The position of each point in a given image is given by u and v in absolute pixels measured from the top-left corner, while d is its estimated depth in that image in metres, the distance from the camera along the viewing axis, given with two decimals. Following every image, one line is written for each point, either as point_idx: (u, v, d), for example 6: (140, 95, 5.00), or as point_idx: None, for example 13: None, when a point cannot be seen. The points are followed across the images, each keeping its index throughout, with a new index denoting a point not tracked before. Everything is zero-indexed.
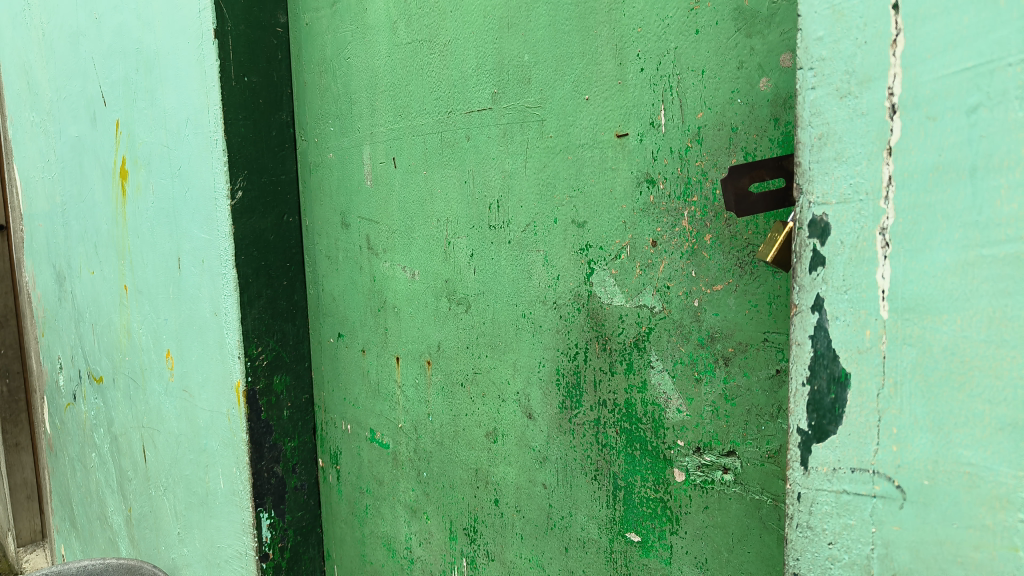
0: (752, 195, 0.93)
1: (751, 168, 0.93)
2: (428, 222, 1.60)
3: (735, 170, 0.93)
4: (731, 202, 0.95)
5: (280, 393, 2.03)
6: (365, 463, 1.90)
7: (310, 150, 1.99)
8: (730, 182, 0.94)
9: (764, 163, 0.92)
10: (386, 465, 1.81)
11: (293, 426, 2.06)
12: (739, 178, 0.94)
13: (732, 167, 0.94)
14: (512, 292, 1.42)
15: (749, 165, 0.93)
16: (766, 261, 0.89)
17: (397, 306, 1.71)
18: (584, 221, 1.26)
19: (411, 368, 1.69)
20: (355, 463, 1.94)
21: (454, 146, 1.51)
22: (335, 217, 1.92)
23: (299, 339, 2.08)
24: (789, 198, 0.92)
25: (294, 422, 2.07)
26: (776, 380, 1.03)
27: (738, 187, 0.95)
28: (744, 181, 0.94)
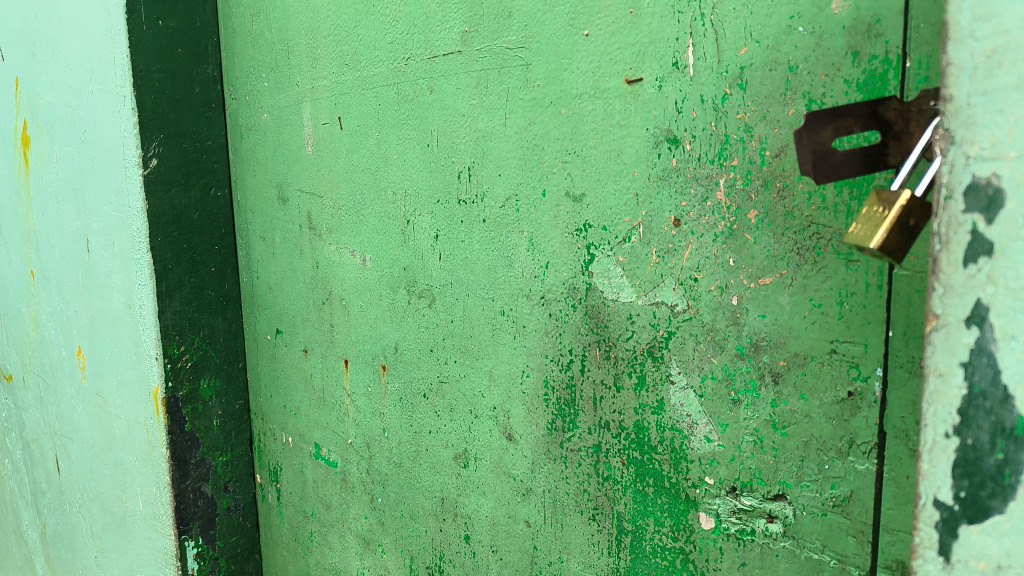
0: (837, 152, 0.67)
1: (834, 116, 0.67)
2: (382, 196, 1.30)
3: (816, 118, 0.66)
4: (808, 163, 0.67)
5: (208, 399, 1.73)
6: (309, 483, 1.61)
7: (241, 111, 1.66)
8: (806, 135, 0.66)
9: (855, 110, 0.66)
10: (334, 486, 1.53)
11: (224, 438, 1.76)
12: (819, 130, 0.68)
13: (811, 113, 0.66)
14: (488, 284, 1.13)
15: (831, 112, 0.67)
16: (858, 246, 0.62)
17: (344, 298, 1.42)
18: (581, 193, 0.98)
19: (363, 373, 1.40)
20: (298, 482, 1.65)
21: (414, 100, 1.21)
22: (270, 191, 1.60)
23: (231, 335, 1.76)
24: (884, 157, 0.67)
25: (226, 433, 1.76)
26: (848, 406, 0.77)
27: (817, 143, 0.68)
28: (825, 134, 0.67)
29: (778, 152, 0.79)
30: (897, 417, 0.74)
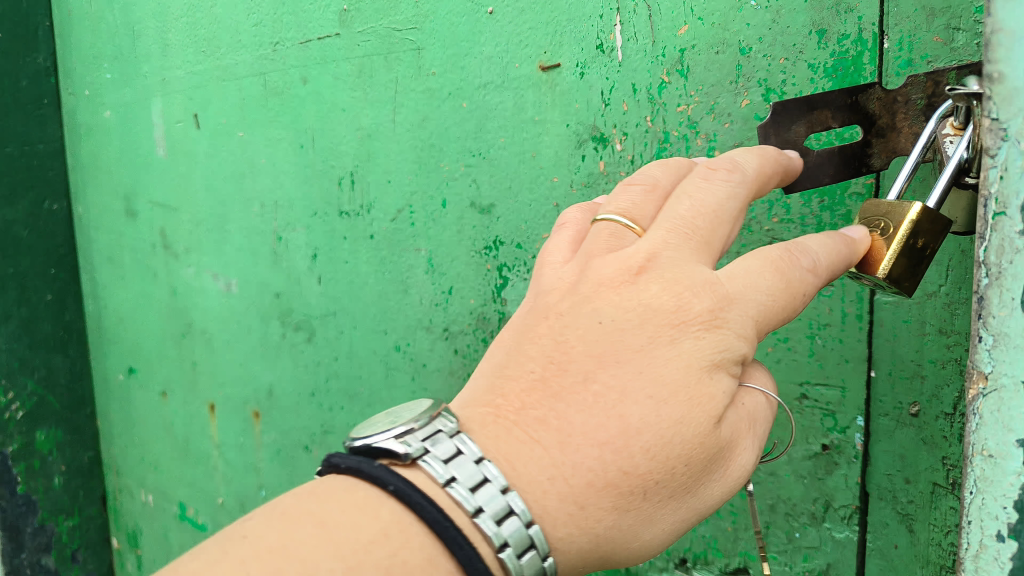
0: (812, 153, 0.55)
1: (809, 108, 0.54)
2: (248, 209, 1.09)
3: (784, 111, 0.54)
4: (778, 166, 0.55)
5: (48, 454, 1.48)
6: (173, 550, 1.41)
7: (80, 108, 1.40)
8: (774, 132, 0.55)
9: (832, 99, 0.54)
10: None
11: (70, 498, 1.53)
12: (790, 125, 0.55)
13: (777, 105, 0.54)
14: (378, 315, 0.95)
15: (804, 101, 0.54)
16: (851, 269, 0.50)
17: (207, 331, 1.21)
18: (488, 204, 0.81)
19: (233, 421, 1.21)
20: (161, 547, 1.45)
21: (284, 93, 1.00)
22: (117, 203, 1.35)
23: (76, 376, 1.52)
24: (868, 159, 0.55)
25: (72, 492, 1.54)
26: (823, 463, 0.63)
27: (788, 142, 0.56)
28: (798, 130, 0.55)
29: (730, 152, 0.64)
30: (882, 475, 0.60)
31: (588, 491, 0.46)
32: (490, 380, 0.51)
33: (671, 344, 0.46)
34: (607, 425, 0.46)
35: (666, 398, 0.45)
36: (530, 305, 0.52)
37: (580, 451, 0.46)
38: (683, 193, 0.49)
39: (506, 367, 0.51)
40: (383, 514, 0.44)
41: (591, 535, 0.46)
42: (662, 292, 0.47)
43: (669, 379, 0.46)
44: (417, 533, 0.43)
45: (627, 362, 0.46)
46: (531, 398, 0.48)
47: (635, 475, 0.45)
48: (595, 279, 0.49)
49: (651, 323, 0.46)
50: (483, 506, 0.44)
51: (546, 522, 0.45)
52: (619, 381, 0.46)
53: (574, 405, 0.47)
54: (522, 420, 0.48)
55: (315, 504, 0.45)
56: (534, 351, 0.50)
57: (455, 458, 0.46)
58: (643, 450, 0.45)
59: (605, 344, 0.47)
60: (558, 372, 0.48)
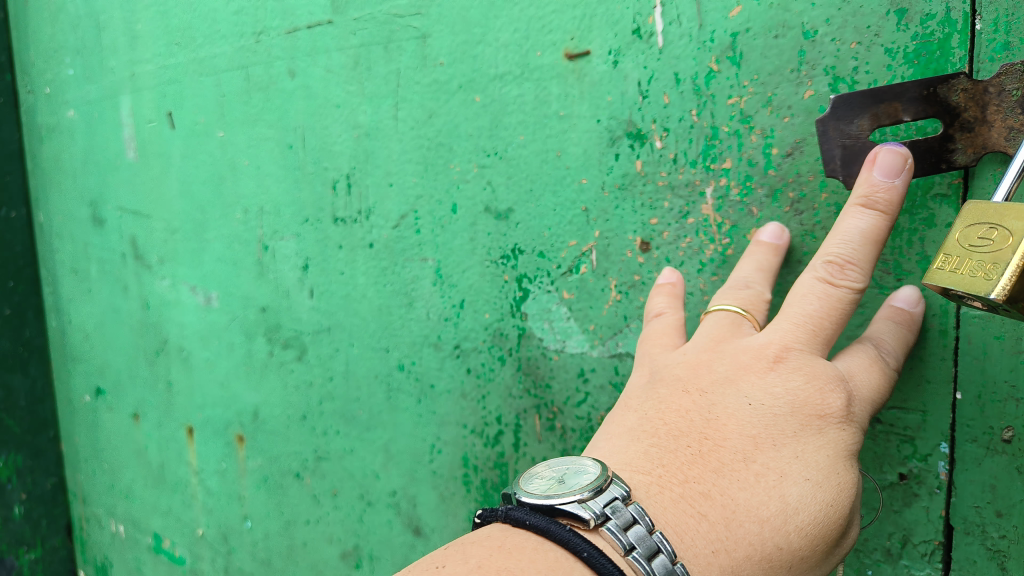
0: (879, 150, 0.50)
1: (875, 100, 0.49)
2: (229, 215, 1.00)
3: (846, 104, 0.50)
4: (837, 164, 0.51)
5: (8, 482, 1.36)
6: None
7: (40, 108, 1.29)
8: (833, 127, 0.51)
9: (901, 90, 0.49)
10: None
11: (31, 529, 1.42)
12: (852, 120, 0.51)
13: (838, 98, 0.51)
14: (378, 330, 0.86)
15: (869, 93, 0.49)
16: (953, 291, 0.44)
17: (184, 349, 1.12)
18: (505, 208, 0.73)
19: (213, 445, 1.11)
20: None
21: (268, 88, 0.92)
22: (82, 210, 1.25)
23: (36, 397, 1.41)
24: (944, 154, 0.49)
25: (34, 523, 1.43)
26: (901, 493, 0.56)
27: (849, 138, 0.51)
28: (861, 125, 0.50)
29: (790, 150, 0.57)
30: (969, 507, 0.54)
31: (745, 563, 0.46)
32: (640, 447, 0.52)
33: (816, 432, 0.48)
34: (768, 502, 0.47)
35: (820, 481, 0.47)
36: (665, 381, 0.55)
37: (744, 526, 0.46)
38: (803, 290, 0.51)
39: (656, 440, 0.52)
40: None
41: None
42: (809, 384, 0.49)
43: (822, 463, 0.47)
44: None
45: (784, 446, 0.48)
46: (685, 472, 0.49)
47: (790, 551, 0.46)
48: (731, 363, 0.52)
49: (803, 414, 0.48)
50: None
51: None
52: (777, 463, 0.48)
53: (732, 480, 0.48)
54: (678, 492, 0.48)
55: (506, 556, 0.44)
56: (686, 426, 0.52)
57: (633, 529, 0.45)
58: (800, 529, 0.46)
59: (758, 426, 0.49)
60: (715, 449, 0.50)
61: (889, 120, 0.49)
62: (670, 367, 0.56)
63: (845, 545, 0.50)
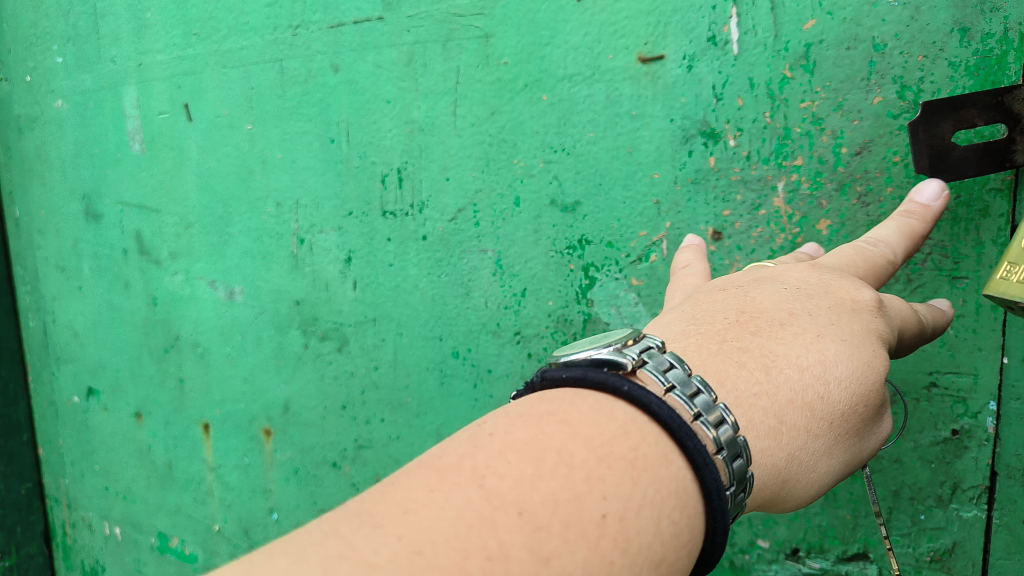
0: (959, 149, 0.57)
1: (956, 107, 0.57)
2: (258, 209, 1.00)
3: (931, 110, 0.57)
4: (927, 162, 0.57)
5: None
6: None
7: (18, 97, 1.23)
8: (922, 129, 0.57)
9: (978, 97, 0.56)
10: None
11: (7, 536, 1.36)
12: (935, 124, 0.58)
13: (923, 105, 0.57)
14: (431, 319, 0.90)
15: (952, 101, 0.57)
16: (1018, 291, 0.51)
17: (200, 344, 1.10)
18: (572, 201, 0.78)
19: (234, 440, 1.10)
20: None
21: (307, 83, 0.92)
22: (72, 204, 1.20)
23: (8, 401, 1.34)
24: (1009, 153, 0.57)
25: (11, 530, 1.36)
26: (952, 447, 0.64)
27: (932, 139, 0.58)
28: (945, 128, 0.57)
29: (858, 149, 0.64)
30: (1012, 455, 0.62)
31: (788, 409, 0.47)
32: (678, 326, 0.53)
33: (849, 313, 0.51)
34: (808, 356, 0.49)
35: (854, 343, 0.49)
36: (698, 294, 0.58)
37: (784, 374, 0.48)
38: (839, 253, 0.58)
39: (693, 321, 0.54)
40: (618, 414, 0.43)
41: (780, 459, 0.46)
42: (832, 283, 0.53)
43: (856, 329, 0.50)
44: (653, 431, 0.42)
45: (819, 315, 0.51)
46: (727, 338, 0.51)
47: (829, 401, 0.47)
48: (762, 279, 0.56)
49: (834, 300, 0.52)
50: (702, 411, 0.44)
51: (753, 434, 0.45)
52: (814, 326, 0.50)
53: (774, 342, 0.50)
54: (723, 351, 0.50)
55: (547, 405, 0.44)
56: (724, 312, 0.54)
57: (671, 370, 0.45)
58: (842, 382, 0.48)
59: (796, 307, 0.52)
60: (754, 323, 0.52)
61: (967, 124, 0.57)
62: (702, 287, 0.60)
63: (873, 434, 0.51)
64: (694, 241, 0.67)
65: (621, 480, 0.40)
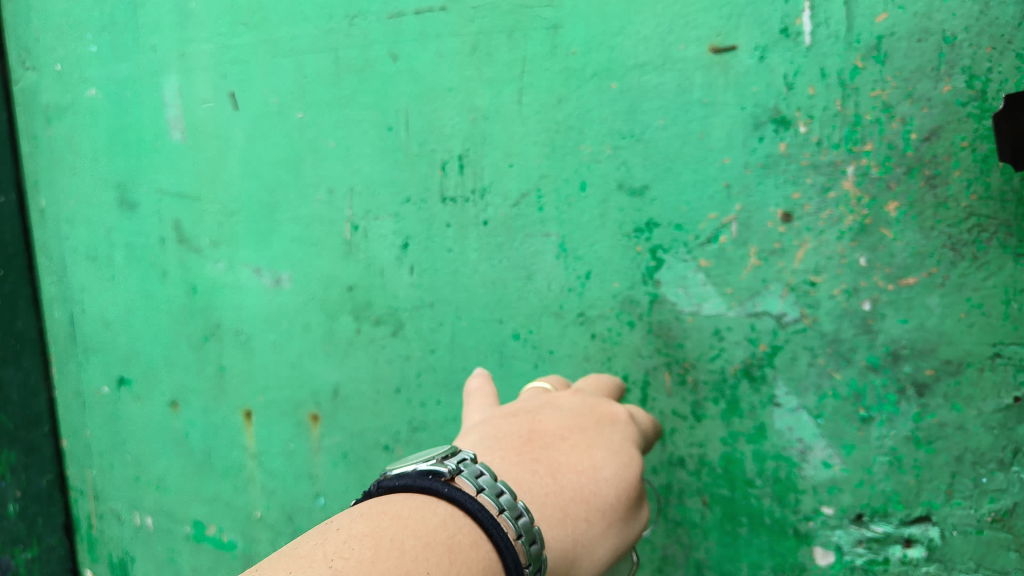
0: None
1: None
2: (309, 196, 1.00)
3: (1012, 104, 0.59)
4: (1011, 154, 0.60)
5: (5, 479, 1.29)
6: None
7: (45, 86, 1.22)
8: (1005, 123, 0.60)
9: None
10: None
11: (27, 528, 1.34)
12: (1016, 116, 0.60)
13: (1005, 99, 0.60)
14: (492, 302, 0.92)
15: None
16: None
17: (242, 332, 1.10)
18: (641, 185, 0.81)
19: (278, 427, 1.11)
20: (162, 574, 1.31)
21: (363, 70, 0.93)
22: (106, 193, 1.19)
23: (29, 392, 1.33)
24: None
25: (30, 522, 1.35)
26: (1014, 414, 0.69)
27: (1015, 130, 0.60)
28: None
29: (928, 135, 0.68)
30: None
31: (571, 503, 0.59)
32: (480, 442, 0.65)
33: (609, 425, 0.69)
34: (586, 463, 0.62)
35: (615, 452, 0.65)
36: (494, 416, 0.70)
37: (568, 477, 0.61)
38: (582, 387, 0.78)
39: (493, 440, 0.65)
40: (438, 512, 0.51)
41: (566, 543, 0.56)
42: (596, 409, 0.71)
43: (616, 442, 0.66)
44: (467, 522, 0.50)
45: (592, 431, 0.66)
46: (521, 448, 0.63)
47: (601, 495, 0.60)
48: (540, 403, 0.72)
49: (597, 418, 0.70)
50: (507, 507, 0.52)
51: (548, 521, 0.56)
52: (584, 438, 0.65)
53: (559, 453, 0.63)
54: (522, 459, 0.62)
55: (384, 507, 0.51)
56: (515, 432, 0.66)
57: (481, 477, 0.54)
58: (608, 481, 0.62)
59: (567, 426, 0.67)
60: (540, 439, 0.65)
61: None
62: (502, 409, 0.72)
63: (626, 525, 0.62)
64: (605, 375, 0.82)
65: (439, 560, 0.46)
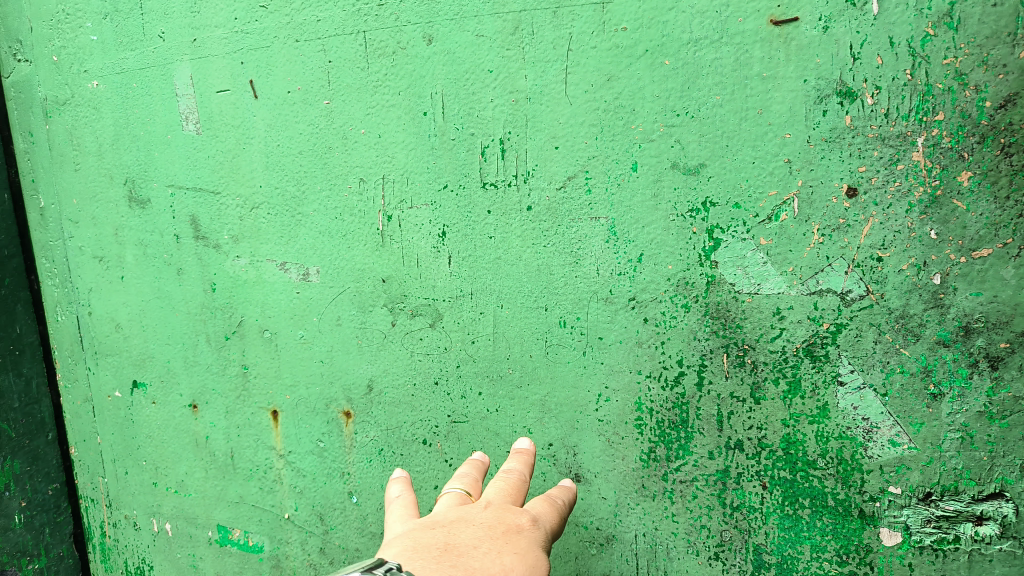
0: None
1: None
2: (338, 186, 0.96)
3: None
4: None
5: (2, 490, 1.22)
6: None
7: (41, 78, 1.13)
8: None
9: None
10: None
11: (35, 540, 1.27)
12: None
13: None
14: (537, 289, 0.89)
15: None
16: None
17: (268, 329, 1.06)
18: (696, 163, 0.79)
19: (308, 425, 1.07)
20: None
21: (397, 54, 0.89)
22: (112, 189, 1.12)
23: (30, 399, 1.24)
24: None
25: (37, 533, 1.27)
26: None
27: None
28: None
29: (1002, 103, 0.68)
30: None
31: None
32: (397, 554, 0.64)
33: (521, 526, 0.68)
34: (497, 564, 0.63)
35: (525, 552, 0.65)
36: (408, 529, 0.68)
37: None
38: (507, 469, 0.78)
39: (408, 550, 0.64)
40: None
41: None
42: (508, 506, 0.71)
43: (523, 544, 0.66)
44: None
45: (500, 530, 0.66)
46: (438, 557, 0.62)
47: None
48: (454, 509, 0.71)
49: (509, 515, 0.69)
50: None
51: None
52: (495, 543, 0.65)
53: (473, 558, 0.63)
54: (439, 568, 0.61)
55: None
56: (431, 539, 0.65)
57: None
58: None
59: (481, 527, 0.67)
60: (455, 547, 0.64)
61: None
62: (416, 522, 0.70)
63: None
64: (524, 443, 0.83)
65: None
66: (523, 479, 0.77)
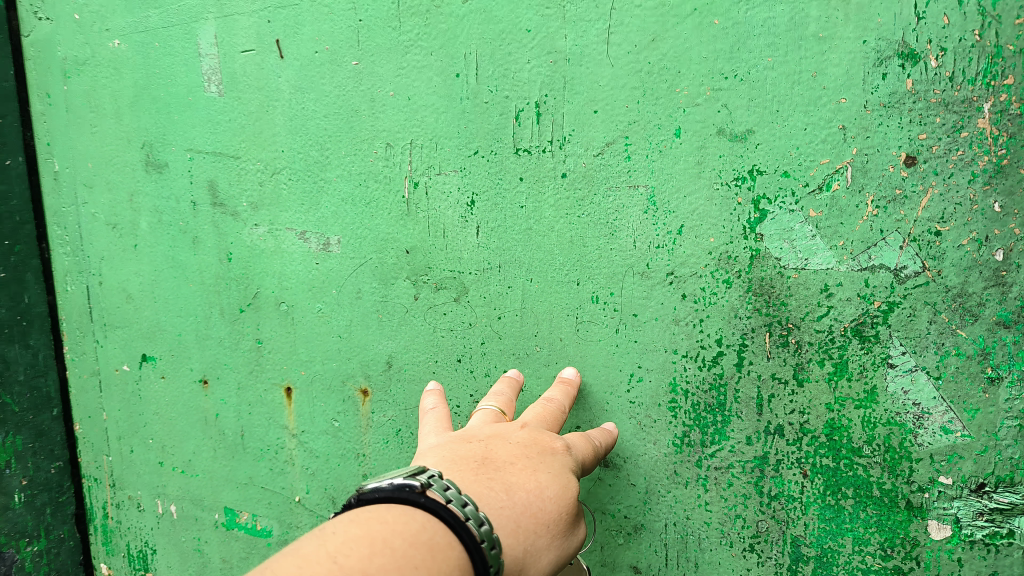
0: None
1: None
2: (364, 152, 0.93)
3: None
4: None
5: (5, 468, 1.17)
6: (209, 567, 1.19)
7: (60, 36, 1.09)
8: None
9: None
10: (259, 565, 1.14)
11: (36, 520, 1.22)
12: None
13: None
14: (569, 261, 0.85)
15: None
16: None
17: (285, 302, 1.02)
18: (744, 129, 0.75)
19: (323, 403, 1.03)
20: (185, 566, 1.21)
21: (430, 13, 0.86)
22: (129, 153, 1.09)
23: (37, 372, 1.20)
24: None
25: (38, 513, 1.22)
26: None
27: None
28: None
29: None
30: None
31: (522, 516, 0.63)
32: (436, 463, 0.69)
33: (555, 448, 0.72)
34: (532, 480, 0.66)
35: (558, 471, 0.69)
36: (448, 444, 0.72)
37: (519, 494, 0.65)
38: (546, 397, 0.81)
39: (447, 461, 0.69)
40: (417, 518, 0.57)
41: (519, 551, 0.61)
42: (543, 430, 0.74)
43: (556, 465, 0.69)
44: (440, 527, 0.56)
45: (536, 451, 0.70)
46: (477, 469, 0.67)
47: (547, 510, 0.65)
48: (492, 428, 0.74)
49: (545, 438, 0.72)
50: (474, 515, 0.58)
51: (504, 530, 0.61)
52: (531, 461, 0.69)
53: (510, 473, 0.67)
54: (478, 479, 0.65)
55: (372, 515, 0.57)
56: (470, 454, 0.70)
57: (449, 489, 0.60)
58: (552, 498, 0.66)
59: (516, 446, 0.70)
60: (492, 462, 0.68)
61: None
62: (455, 437, 0.74)
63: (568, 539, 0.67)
64: (568, 372, 0.86)
65: (423, 556, 0.53)
66: (561, 408, 0.79)
